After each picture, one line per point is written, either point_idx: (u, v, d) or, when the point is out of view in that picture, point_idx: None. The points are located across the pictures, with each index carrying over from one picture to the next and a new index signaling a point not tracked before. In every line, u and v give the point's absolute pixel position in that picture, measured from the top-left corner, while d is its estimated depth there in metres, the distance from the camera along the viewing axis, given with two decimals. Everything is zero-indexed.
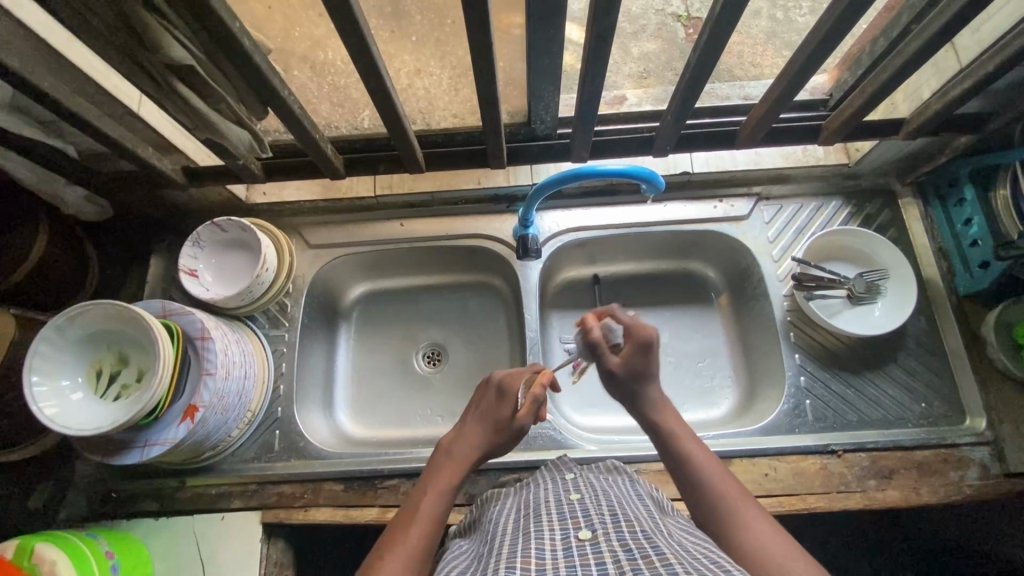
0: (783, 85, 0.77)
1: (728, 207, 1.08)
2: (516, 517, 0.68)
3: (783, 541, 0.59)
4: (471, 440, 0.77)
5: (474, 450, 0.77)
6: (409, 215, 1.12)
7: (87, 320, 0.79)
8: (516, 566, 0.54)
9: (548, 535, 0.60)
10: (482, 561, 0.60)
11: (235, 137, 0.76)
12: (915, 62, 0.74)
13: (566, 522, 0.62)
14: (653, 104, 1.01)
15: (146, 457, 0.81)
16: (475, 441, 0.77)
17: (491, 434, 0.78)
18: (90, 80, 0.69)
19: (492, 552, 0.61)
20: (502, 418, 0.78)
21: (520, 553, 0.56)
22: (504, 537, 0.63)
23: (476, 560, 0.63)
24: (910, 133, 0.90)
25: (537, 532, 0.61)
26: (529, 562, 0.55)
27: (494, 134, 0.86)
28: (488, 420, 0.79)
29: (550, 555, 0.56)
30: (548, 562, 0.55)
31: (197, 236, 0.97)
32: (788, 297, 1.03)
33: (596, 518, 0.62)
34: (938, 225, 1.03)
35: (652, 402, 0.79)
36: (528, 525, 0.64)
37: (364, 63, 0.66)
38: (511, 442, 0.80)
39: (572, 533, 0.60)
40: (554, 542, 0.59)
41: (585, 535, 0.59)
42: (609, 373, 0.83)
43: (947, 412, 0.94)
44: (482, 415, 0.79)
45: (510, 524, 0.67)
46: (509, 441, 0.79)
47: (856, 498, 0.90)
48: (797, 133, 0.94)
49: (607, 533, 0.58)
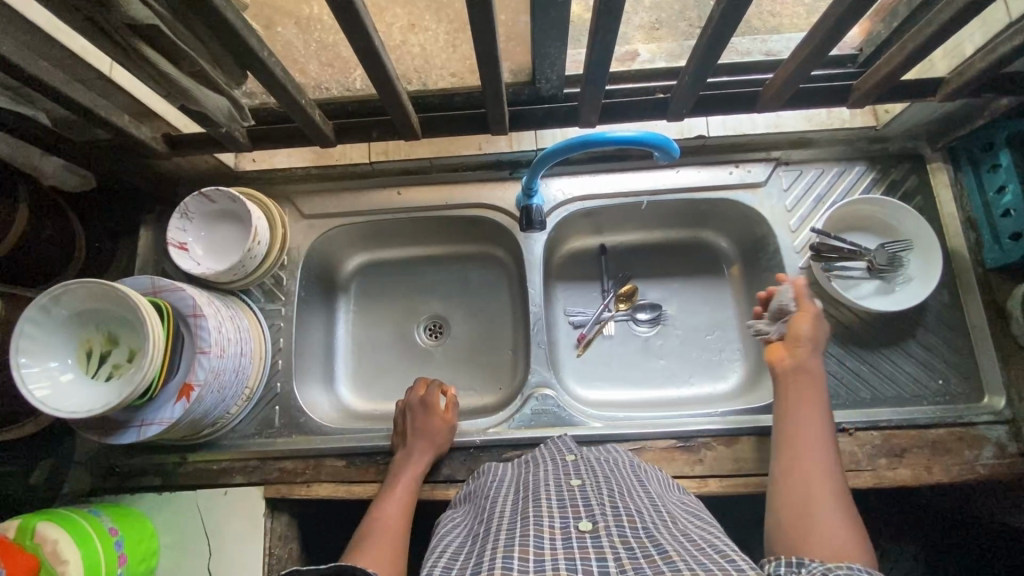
0: (816, 42, 0.70)
1: (745, 173, 1.02)
2: (513, 498, 0.67)
3: (841, 512, 0.64)
4: (416, 454, 0.88)
5: (423, 461, 0.88)
6: (407, 183, 1.06)
7: (72, 300, 0.75)
8: (514, 556, 0.52)
9: (547, 522, 0.58)
10: (479, 543, 0.59)
11: (213, 105, 0.71)
12: (965, 16, 0.67)
13: (566, 510, 0.60)
14: (667, 61, 0.92)
15: (143, 436, 0.80)
16: (415, 450, 0.88)
17: (422, 437, 0.89)
18: (53, 42, 0.63)
19: (488, 535, 0.59)
20: (421, 416, 0.91)
21: (518, 542, 0.55)
22: (500, 519, 0.62)
23: (471, 540, 0.61)
24: (948, 95, 0.82)
25: (536, 516, 0.60)
26: (526, 551, 0.53)
27: (495, 96, 0.79)
28: (422, 425, 0.90)
29: (548, 544, 0.55)
30: (546, 551, 0.53)
31: (185, 208, 0.93)
32: (803, 269, 0.98)
33: (597, 509, 0.60)
34: (968, 191, 0.97)
35: (796, 366, 0.80)
36: (526, 508, 0.62)
37: (349, 21, 0.59)
38: (444, 438, 0.91)
39: (571, 521, 0.58)
40: (553, 530, 0.57)
41: (585, 526, 0.57)
42: (811, 317, 0.83)
43: (965, 390, 0.91)
44: (415, 424, 0.90)
45: (509, 504, 0.66)
46: (439, 436, 0.90)
47: (866, 477, 0.87)
48: (826, 94, 0.87)
49: (607, 526, 0.57)
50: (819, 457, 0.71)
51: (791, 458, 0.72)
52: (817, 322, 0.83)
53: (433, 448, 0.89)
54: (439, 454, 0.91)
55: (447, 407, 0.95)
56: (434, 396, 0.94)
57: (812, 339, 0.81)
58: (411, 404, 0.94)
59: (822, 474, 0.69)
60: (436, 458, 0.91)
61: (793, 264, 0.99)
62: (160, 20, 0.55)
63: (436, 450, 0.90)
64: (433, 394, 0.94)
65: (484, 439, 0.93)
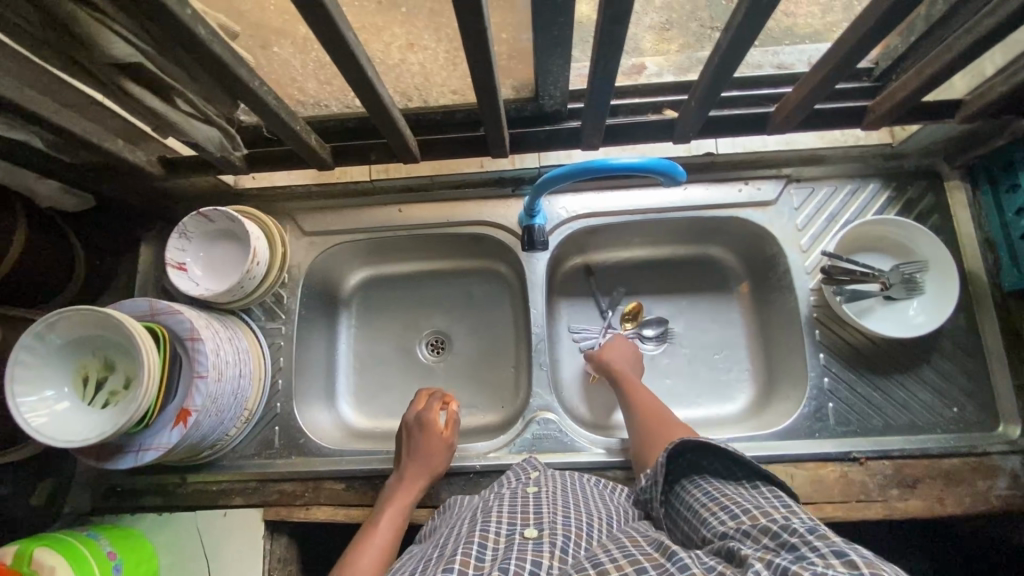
0: (828, 66, 0.68)
1: (755, 190, 0.99)
2: (472, 514, 0.69)
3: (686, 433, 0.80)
4: (413, 477, 0.86)
5: (417, 484, 0.86)
6: (407, 200, 1.04)
7: (66, 327, 0.74)
8: (454, 569, 0.54)
9: (494, 529, 0.60)
10: (433, 555, 0.62)
11: (204, 137, 0.69)
12: (986, 42, 0.64)
13: (515, 517, 0.63)
14: (675, 75, 0.90)
15: (140, 462, 0.79)
16: (410, 471, 0.87)
17: (420, 460, 0.87)
18: (42, 72, 0.62)
19: (440, 554, 0.60)
20: (422, 436, 0.88)
21: (461, 551, 0.57)
22: (452, 539, 0.63)
23: (424, 561, 0.62)
24: (967, 117, 0.79)
25: (485, 522, 0.62)
26: (467, 563, 0.55)
27: (495, 119, 0.77)
28: (422, 448, 0.88)
29: (491, 554, 0.57)
30: (485, 564, 0.55)
31: (183, 228, 0.92)
32: (814, 291, 0.95)
33: (546, 518, 0.62)
34: (986, 211, 0.93)
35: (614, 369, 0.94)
36: (479, 518, 0.65)
37: (341, 52, 0.58)
38: (443, 462, 0.89)
39: (518, 529, 0.60)
40: (497, 538, 0.59)
41: (530, 532, 0.59)
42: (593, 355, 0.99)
43: (980, 418, 0.88)
44: (416, 446, 0.88)
45: (465, 521, 0.68)
46: (437, 460, 0.88)
47: (877, 508, 0.85)
48: (839, 116, 0.83)
49: (552, 534, 0.59)
50: (655, 408, 0.85)
51: (646, 432, 0.82)
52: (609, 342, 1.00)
53: (426, 471, 0.87)
54: (437, 477, 0.89)
55: (449, 425, 0.92)
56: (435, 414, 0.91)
57: (616, 353, 0.97)
58: (408, 424, 0.91)
59: (663, 416, 0.84)
60: (433, 481, 0.88)
61: (805, 285, 0.96)
62: (143, 56, 0.54)
63: (431, 474, 0.87)
64: (433, 413, 0.91)
65: (484, 463, 0.92)
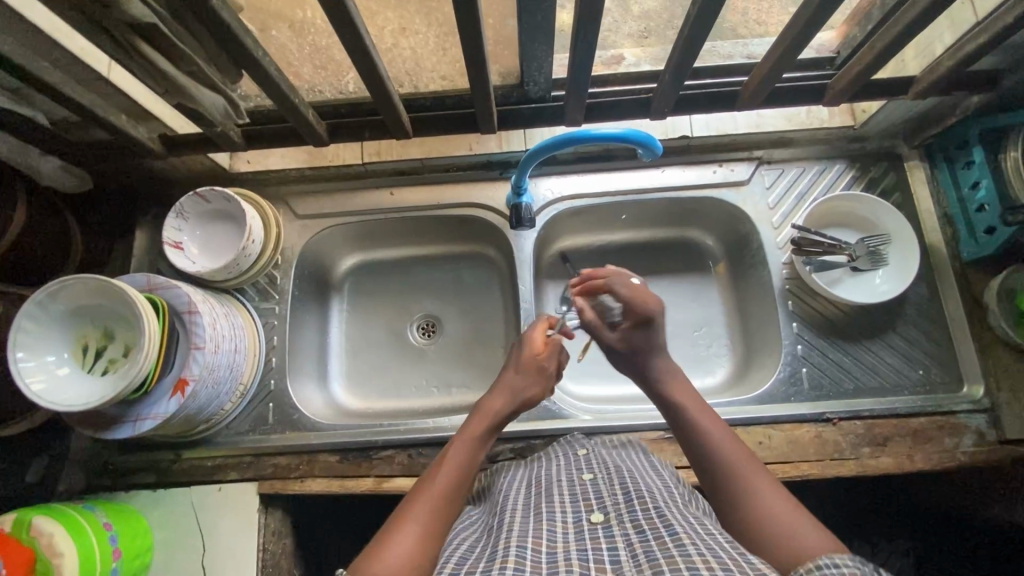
0: (790, 41, 0.73)
1: (729, 172, 1.04)
2: (527, 489, 0.69)
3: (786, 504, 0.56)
4: (505, 394, 0.76)
5: (506, 405, 0.75)
6: (398, 184, 1.08)
7: (69, 297, 0.77)
8: (529, 547, 0.53)
9: (560, 517, 0.60)
10: (496, 525, 0.61)
11: (208, 104, 0.73)
12: (928, 16, 0.70)
13: (578, 505, 0.62)
14: (651, 64, 0.95)
15: (138, 431, 0.81)
16: (507, 394, 0.76)
17: (523, 376, 0.78)
18: (52, 41, 0.65)
19: (500, 526, 0.60)
20: (532, 361, 0.80)
21: (532, 532, 0.56)
22: (513, 512, 0.62)
23: (487, 533, 0.61)
24: (920, 93, 0.86)
25: (548, 511, 0.61)
26: (540, 543, 0.54)
27: (483, 98, 0.82)
28: (523, 369, 0.79)
29: (561, 537, 0.56)
30: (558, 543, 0.55)
31: (180, 208, 0.95)
32: (786, 265, 1.01)
33: (608, 500, 0.62)
34: (944, 187, 1.00)
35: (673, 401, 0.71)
36: (541, 501, 0.64)
37: (339, 21, 0.62)
38: (543, 387, 0.80)
39: (583, 516, 0.60)
40: (566, 524, 0.58)
41: (597, 518, 0.59)
42: (614, 351, 0.82)
43: (945, 379, 0.94)
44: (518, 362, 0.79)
45: (523, 494, 0.67)
46: (541, 385, 0.79)
47: (850, 465, 0.89)
48: (801, 94, 0.90)
49: (618, 515, 0.59)
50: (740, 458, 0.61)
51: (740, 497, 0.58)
52: (626, 336, 0.80)
53: (516, 391, 0.77)
54: (527, 401, 0.78)
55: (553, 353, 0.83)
56: (556, 345, 0.83)
57: (639, 351, 0.78)
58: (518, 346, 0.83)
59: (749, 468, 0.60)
60: (523, 404, 0.77)
61: (777, 258, 1.01)
62: (157, 17, 0.58)
63: (525, 394, 0.78)
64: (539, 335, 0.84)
65: None
